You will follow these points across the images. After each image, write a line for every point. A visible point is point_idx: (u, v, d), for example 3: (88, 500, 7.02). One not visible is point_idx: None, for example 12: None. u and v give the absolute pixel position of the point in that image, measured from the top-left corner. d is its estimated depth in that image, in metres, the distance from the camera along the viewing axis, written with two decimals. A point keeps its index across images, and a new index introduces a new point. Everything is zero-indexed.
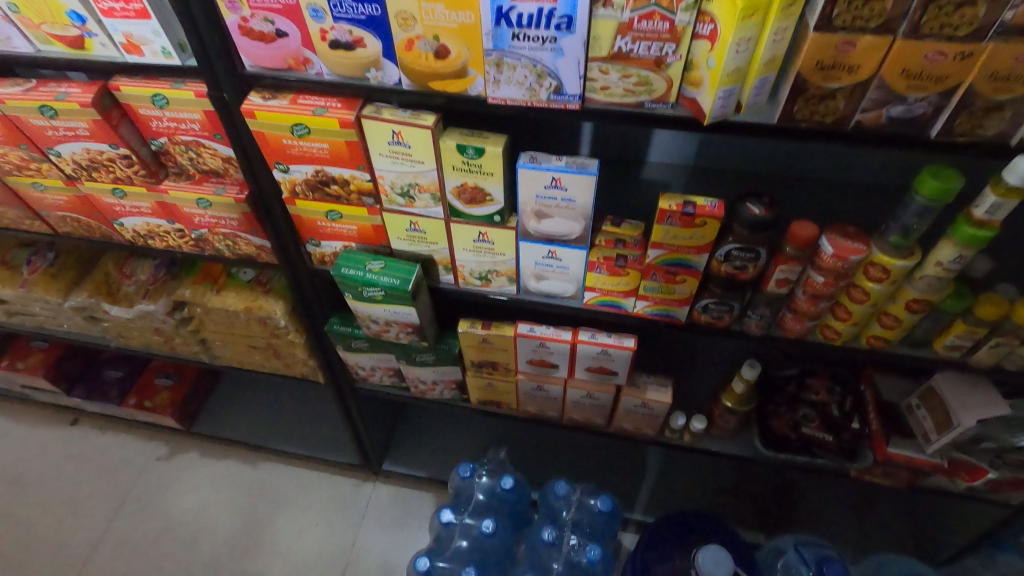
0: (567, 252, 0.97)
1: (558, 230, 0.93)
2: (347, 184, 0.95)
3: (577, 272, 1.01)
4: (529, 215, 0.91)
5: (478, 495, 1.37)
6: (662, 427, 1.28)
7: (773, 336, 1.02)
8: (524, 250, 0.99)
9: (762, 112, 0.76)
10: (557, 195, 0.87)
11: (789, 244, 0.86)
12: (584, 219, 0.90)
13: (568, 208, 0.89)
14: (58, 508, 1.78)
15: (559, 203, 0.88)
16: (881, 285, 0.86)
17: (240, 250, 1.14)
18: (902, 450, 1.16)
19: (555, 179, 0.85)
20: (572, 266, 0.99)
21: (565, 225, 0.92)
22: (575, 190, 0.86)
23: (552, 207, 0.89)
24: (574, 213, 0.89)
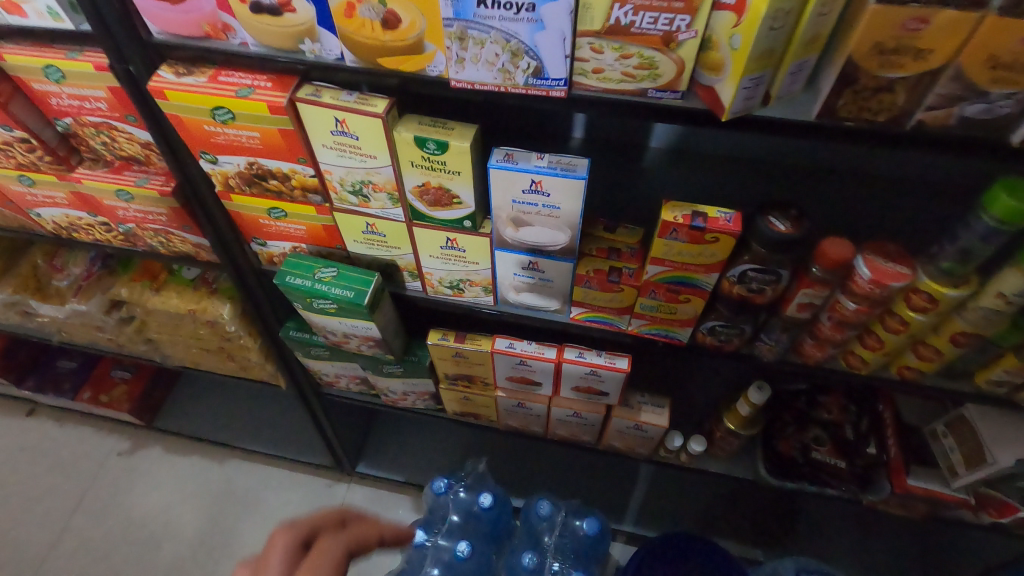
0: (551, 263, 0.82)
1: (540, 239, 0.77)
2: (288, 179, 0.79)
3: (563, 284, 0.86)
4: (505, 222, 0.76)
5: (452, 517, 1.24)
6: (656, 447, 1.15)
7: (788, 362, 0.88)
8: (500, 259, 0.84)
9: (797, 105, 0.60)
10: (538, 200, 0.72)
11: (816, 265, 0.72)
12: (572, 229, 0.75)
13: (551, 215, 0.73)
14: (10, 506, 1.66)
15: (541, 209, 0.73)
16: (925, 315, 0.72)
17: (176, 247, 0.99)
18: (923, 483, 1.03)
19: (534, 182, 0.69)
20: (558, 279, 0.85)
21: (549, 234, 0.77)
22: (560, 196, 0.70)
23: (532, 214, 0.74)
24: (559, 221, 0.74)
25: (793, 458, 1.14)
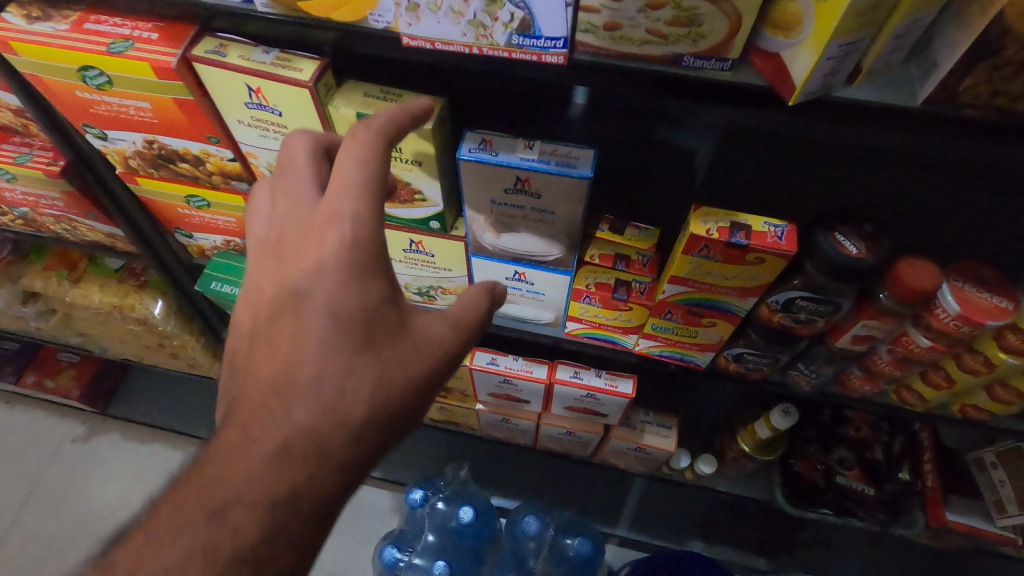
0: (542, 275, 0.65)
1: (528, 248, 0.60)
2: (201, 162, 0.61)
3: (556, 298, 0.69)
4: (483, 225, 0.59)
5: (427, 535, 1.12)
6: (659, 466, 1.01)
7: (828, 393, 0.73)
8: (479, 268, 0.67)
9: (895, 85, 0.42)
10: (526, 200, 0.54)
11: (885, 291, 0.55)
12: (570, 238, 0.58)
13: (542, 219, 0.56)
14: None
15: (529, 212, 0.56)
16: (1019, 358, 0.56)
17: (86, 236, 0.81)
18: (964, 519, 0.90)
19: (520, 178, 0.51)
20: (551, 292, 0.68)
21: (539, 242, 0.60)
22: (556, 197, 0.53)
23: (518, 216, 0.57)
24: (553, 228, 0.57)
25: (813, 482, 1.00)
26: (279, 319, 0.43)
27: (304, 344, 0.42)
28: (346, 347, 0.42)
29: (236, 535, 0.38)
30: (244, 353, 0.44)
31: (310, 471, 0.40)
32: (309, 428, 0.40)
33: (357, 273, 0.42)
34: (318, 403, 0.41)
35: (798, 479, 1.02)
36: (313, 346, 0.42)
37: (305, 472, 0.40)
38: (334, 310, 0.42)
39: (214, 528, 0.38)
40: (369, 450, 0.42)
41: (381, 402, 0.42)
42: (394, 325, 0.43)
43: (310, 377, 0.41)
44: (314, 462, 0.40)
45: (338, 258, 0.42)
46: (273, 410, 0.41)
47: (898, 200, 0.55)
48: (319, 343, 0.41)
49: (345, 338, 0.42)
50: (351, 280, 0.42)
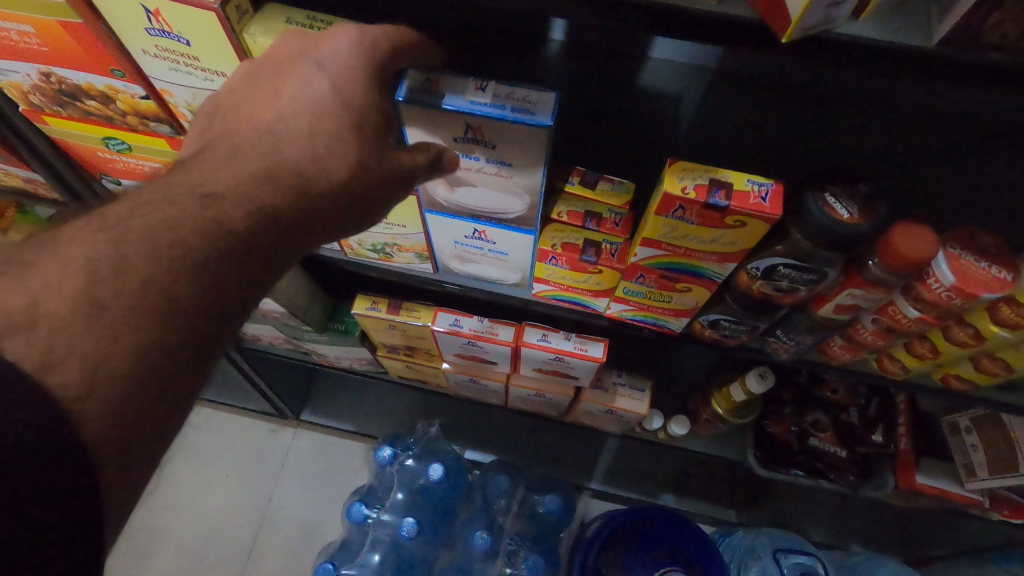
0: (502, 233, 0.59)
1: (484, 203, 0.55)
2: (111, 100, 0.53)
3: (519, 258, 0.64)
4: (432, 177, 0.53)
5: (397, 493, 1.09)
6: (632, 427, 0.99)
7: (805, 360, 0.69)
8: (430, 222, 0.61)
9: (906, 22, 0.36)
10: (480, 151, 0.48)
11: (875, 259, 0.50)
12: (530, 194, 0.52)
13: (498, 173, 0.50)
14: None
15: (484, 164, 0.49)
16: (1012, 332, 0.52)
17: (4, 181, 0.73)
18: (933, 481, 0.89)
19: (472, 126, 0.45)
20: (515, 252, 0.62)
21: (497, 199, 0.54)
22: (512, 148, 0.46)
23: (472, 171, 0.51)
24: (511, 182, 0.51)
25: (787, 443, 0.99)
26: (278, 74, 0.43)
27: (303, 104, 0.42)
28: (341, 116, 0.42)
29: (225, 221, 0.38)
30: (233, 97, 0.43)
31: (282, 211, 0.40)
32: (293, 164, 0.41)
33: (370, 61, 0.42)
34: (309, 148, 0.41)
35: (771, 440, 1.00)
36: (309, 106, 0.42)
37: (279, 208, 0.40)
38: (337, 78, 0.42)
39: (203, 209, 0.38)
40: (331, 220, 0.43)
41: (359, 180, 0.42)
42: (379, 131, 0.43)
43: (305, 130, 0.42)
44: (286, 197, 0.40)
45: (352, 51, 0.42)
46: (261, 142, 0.41)
47: (898, 159, 0.49)
48: (314, 108, 0.42)
49: (338, 119, 0.42)
50: (354, 75, 0.42)
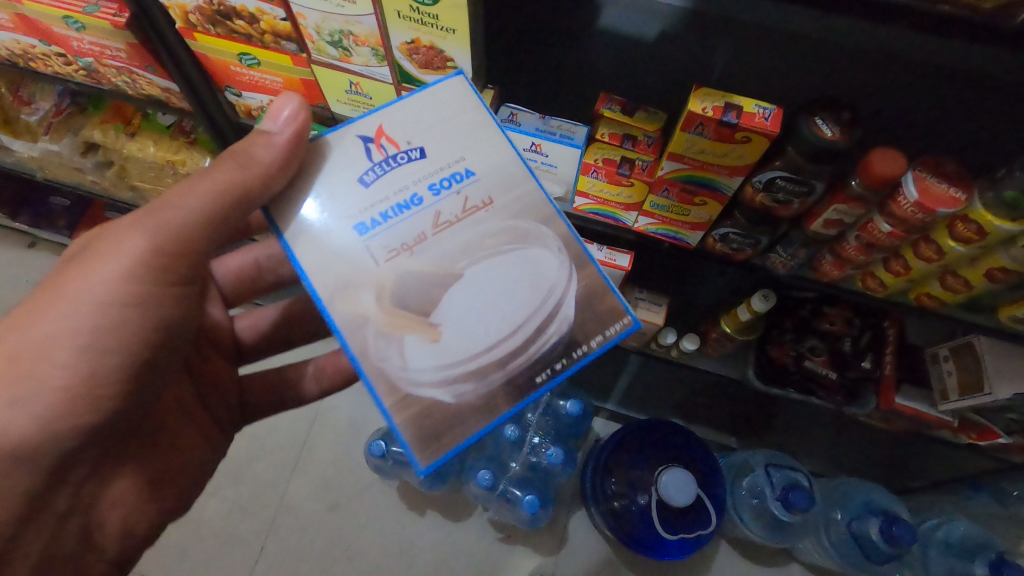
0: (534, 331, 0.56)
1: (477, 316, 0.55)
2: (255, 20, 0.68)
3: (587, 320, 0.58)
4: (392, 351, 0.54)
5: None
6: (648, 341, 1.14)
7: (801, 277, 0.82)
8: (441, 441, 0.54)
9: None
10: (420, 166, 0.57)
11: (857, 178, 0.63)
12: (522, 200, 0.59)
13: (442, 211, 0.56)
14: None
15: (449, 205, 0.56)
16: (966, 247, 0.64)
17: (144, 90, 0.90)
18: (910, 403, 1.02)
19: (373, 139, 0.57)
20: (565, 341, 0.57)
21: (497, 280, 0.56)
22: (421, 137, 0.58)
23: (420, 233, 0.56)
24: (496, 209, 0.58)
25: (784, 365, 1.12)
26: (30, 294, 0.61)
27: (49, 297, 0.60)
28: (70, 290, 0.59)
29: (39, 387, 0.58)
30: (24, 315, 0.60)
31: (119, 288, 0.59)
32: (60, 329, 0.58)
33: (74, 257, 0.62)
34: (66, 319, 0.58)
35: (771, 362, 1.14)
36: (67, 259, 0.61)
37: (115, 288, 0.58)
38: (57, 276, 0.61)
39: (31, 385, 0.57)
40: (187, 272, 0.62)
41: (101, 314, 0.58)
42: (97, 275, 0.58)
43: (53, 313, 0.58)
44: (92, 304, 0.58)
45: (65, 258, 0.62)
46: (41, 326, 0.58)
47: (882, 96, 0.61)
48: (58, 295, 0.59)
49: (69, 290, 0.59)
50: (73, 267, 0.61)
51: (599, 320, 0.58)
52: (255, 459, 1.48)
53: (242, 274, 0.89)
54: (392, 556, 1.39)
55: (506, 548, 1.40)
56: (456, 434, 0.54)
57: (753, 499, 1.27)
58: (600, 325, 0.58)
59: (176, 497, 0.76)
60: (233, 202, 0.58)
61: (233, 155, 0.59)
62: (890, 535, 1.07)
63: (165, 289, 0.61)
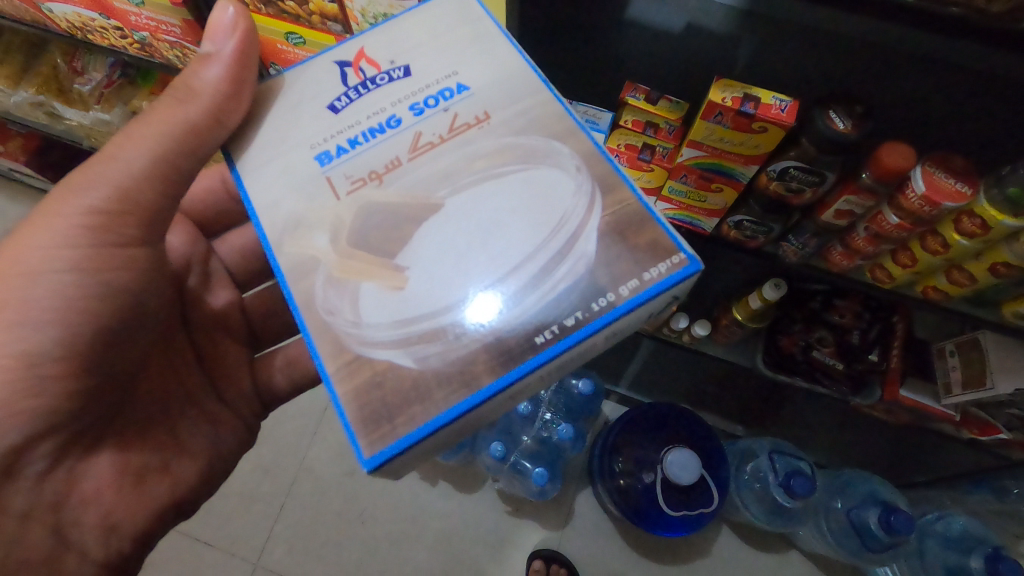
0: (536, 274, 0.49)
1: (457, 257, 0.50)
2: (305, 2, 0.72)
3: (612, 258, 0.50)
4: (343, 303, 0.50)
5: None
6: (661, 325, 1.19)
7: (812, 266, 0.85)
8: (393, 424, 0.47)
9: None
10: (405, 84, 0.57)
11: (868, 170, 0.66)
12: (533, 113, 0.55)
13: (421, 134, 0.54)
14: None
15: (432, 126, 0.54)
16: (971, 241, 0.67)
17: (193, 64, 0.95)
18: (914, 395, 1.05)
19: (349, 65, 0.58)
20: (580, 288, 0.49)
21: (488, 213, 0.51)
22: (403, 52, 0.58)
23: (391, 157, 0.54)
24: (492, 125, 0.55)
25: (793, 355, 1.15)
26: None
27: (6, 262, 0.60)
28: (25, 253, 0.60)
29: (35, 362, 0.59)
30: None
31: (74, 247, 0.60)
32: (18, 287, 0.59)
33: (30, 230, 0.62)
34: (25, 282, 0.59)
35: (779, 350, 1.17)
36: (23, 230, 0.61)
37: (71, 249, 0.60)
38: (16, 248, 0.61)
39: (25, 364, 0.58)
40: (134, 233, 0.63)
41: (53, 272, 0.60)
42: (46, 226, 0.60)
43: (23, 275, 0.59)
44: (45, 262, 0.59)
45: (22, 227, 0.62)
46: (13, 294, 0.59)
47: (895, 91, 0.64)
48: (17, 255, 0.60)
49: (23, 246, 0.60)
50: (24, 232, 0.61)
51: (636, 261, 0.49)
52: (284, 421, 1.54)
53: (248, 251, 0.92)
54: (404, 523, 1.45)
55: (514, 521, 1.45)
56: (412, 415, 0.47)
57: (756, 484, 1.30)
58: (636, 267, 0.49)
59: (169, 487, 0.71)
60: (179, 141, 0.61)
61: (171, 95, 0.62)
62: (888, 525, 1.10)
63: (113, 249, 0.62)
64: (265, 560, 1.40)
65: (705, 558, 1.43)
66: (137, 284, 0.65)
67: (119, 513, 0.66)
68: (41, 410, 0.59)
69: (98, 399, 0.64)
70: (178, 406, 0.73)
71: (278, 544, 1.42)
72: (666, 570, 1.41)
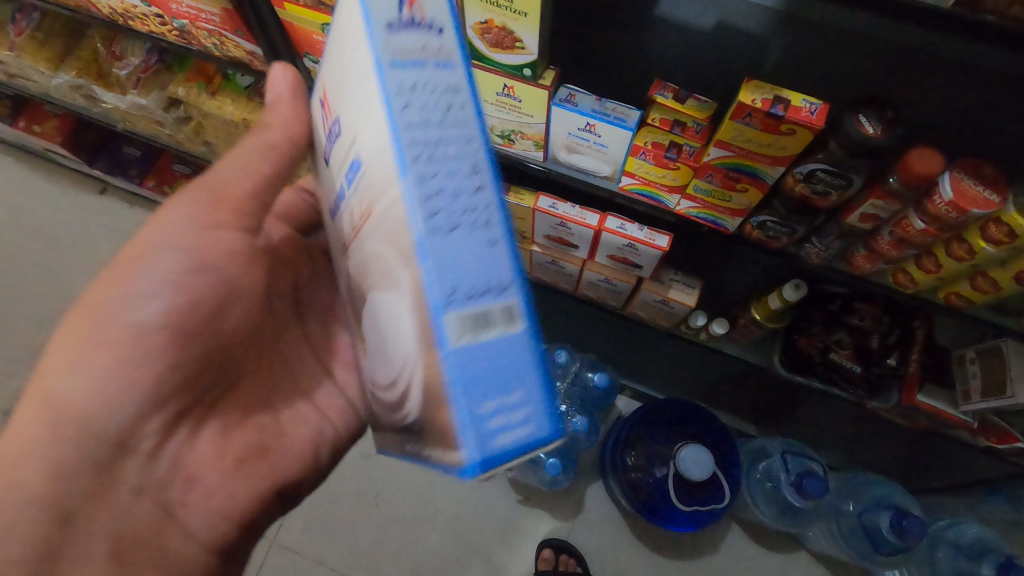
0: (403, 400, 0.44)
1: (376, 342, 0.49)
2: None
3: (427, 414, 0.40)
4: (359, 340, 0.59)
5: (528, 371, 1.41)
6: (679, 322, 1.21)
7: (834, 269, 0.86)
8: (380, 435, 0.58)
9: None
10: (340, 149, 0.48)
11: (895, 175, 0.66)
12: (394, 207, 0.39)
13: (348, 208, 0.49)
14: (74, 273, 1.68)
15: (354, 210, 0.47)
16: (997, 249, 0.67)
17: (229, 52, 0.97)
18: (931, 401, 1.05)
19: (324, 99, 0.52)
20: (416, 419, 0.43)
21: (379, 309, 0.46)
22: (338, 87, 0.47)
23: (342, 223, 0.53)
24: (370, 215, 0.43)
25: (809, 355, 1.16)
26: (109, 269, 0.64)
27: (121, 257, 0.63)
28: (139, 241, 0.63)
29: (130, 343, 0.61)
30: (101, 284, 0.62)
31: (185, 229, 0.63)
32: (136, 268, 0.62)
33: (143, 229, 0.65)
34: (142, 263, 0.62)
35: (796, 351, 1.18)
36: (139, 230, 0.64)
37: (182, 230, 0.62)
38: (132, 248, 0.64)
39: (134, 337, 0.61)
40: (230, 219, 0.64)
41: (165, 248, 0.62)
42: (158, 219, 0.63)
43: (140, 258, 0.62)
44: (158, 244, 0.62)
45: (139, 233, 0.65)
46: (132, 270, 0.62)
47: (925, 96, 0.64)
48: (134, 247, 0.63)
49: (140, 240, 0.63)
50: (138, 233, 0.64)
51: (435, 430, 0.39)
52: None
53: None
54: (417, 506, 1.48)
55: (525, 509, 1.48)
56: (384, 433, 0.56)
57: (767, 483, 1.31)
58: (437, 434, 0.39)
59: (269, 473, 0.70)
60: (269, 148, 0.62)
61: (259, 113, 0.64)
62: (900, 529, 1.10)
63: (214, 229, 0.64)
64: (282, 537, 1.44)
65: (714, 554, 1.44)
66: (241, 269, 0.68)
67: (221, 495, 0.66)
68: (151, 377, 0.62)
69: (201, 373, 0.66)
70: (274, 395, 0.75)
71: (295, 522, 1.45)
72: (675, 564, 1.43)
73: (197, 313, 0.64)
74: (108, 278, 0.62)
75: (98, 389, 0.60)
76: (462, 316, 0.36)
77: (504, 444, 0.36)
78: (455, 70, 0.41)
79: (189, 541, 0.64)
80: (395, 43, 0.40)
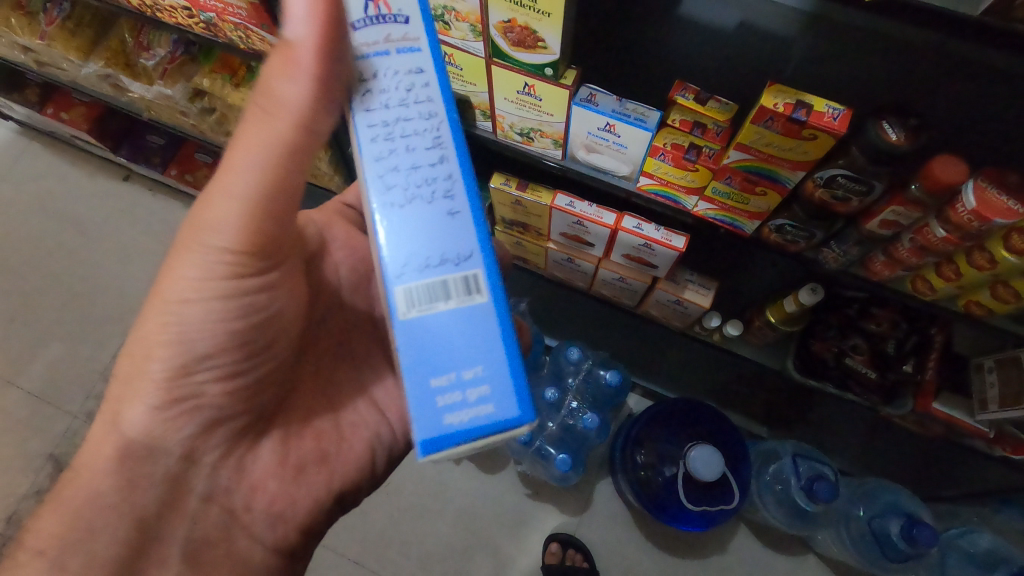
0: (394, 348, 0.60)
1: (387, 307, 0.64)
2: None
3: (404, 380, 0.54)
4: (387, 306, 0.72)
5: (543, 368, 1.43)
6: (693, 322, 1.21)
7: (852, 274, 0.85)
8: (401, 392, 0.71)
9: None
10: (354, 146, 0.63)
11: (917, 182, 0.66)
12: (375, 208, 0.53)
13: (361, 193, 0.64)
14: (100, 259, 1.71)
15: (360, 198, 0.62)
16: (1020, 259, 0.66)
17: (254, 45, 0.99)
18: (946, 409, 1.04)
19: None
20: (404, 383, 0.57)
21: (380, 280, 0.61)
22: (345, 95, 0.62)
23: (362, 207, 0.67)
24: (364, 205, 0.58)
25: (824, 360, 1.16)
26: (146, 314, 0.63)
27: (161, 305, 0.62)
28: (177, 297, 0.61)
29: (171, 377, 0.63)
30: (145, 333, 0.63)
31: (219, 282, 0.60)
32: (179, 325, 0.61)
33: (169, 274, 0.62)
34: (186, 323, 0.61)
35: (811, 355, 1.18)
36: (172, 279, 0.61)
37: (217, 282, 0.60)
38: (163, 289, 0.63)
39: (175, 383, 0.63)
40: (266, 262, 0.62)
41: (211, 308, 0.61)
42: (188, 271, 0.60)
43: (182, 316, 0.61)
44: (196, 301, 0.61)
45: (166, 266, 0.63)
46: (172, 329, 0.61)
47: (953, 102, 0.63)
48: (172, 300, 0.61)
49: (178, 292, 0.61)
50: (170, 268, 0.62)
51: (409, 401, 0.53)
52: None
53: None
54: (428, 497, 1.50)
55: (533, 503, 1.49)
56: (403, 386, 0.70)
57: (777, 485, 1.31)
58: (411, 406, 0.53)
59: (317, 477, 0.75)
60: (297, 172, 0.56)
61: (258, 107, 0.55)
62: (910, 536, 1.09)
63: (250, 278, 0.62)
64: None
65: (721, 554, 1.45)
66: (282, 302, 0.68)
67: (282, 502, 0.71)
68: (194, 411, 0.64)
69: (243, 397, 0.68)
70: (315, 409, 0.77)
71: None
72: (682, 564, 1.44)
73: (249, 351, 0.66)
74: (151, 330, 0.62)
75: (155, 416, 0.63)
76: (411, 290, 0.52)
77: (454, 422, 0.51)
78: (421, 53, 0.56)
79: (254, 544, 0.69)
80: (361, 39, 0.55)
